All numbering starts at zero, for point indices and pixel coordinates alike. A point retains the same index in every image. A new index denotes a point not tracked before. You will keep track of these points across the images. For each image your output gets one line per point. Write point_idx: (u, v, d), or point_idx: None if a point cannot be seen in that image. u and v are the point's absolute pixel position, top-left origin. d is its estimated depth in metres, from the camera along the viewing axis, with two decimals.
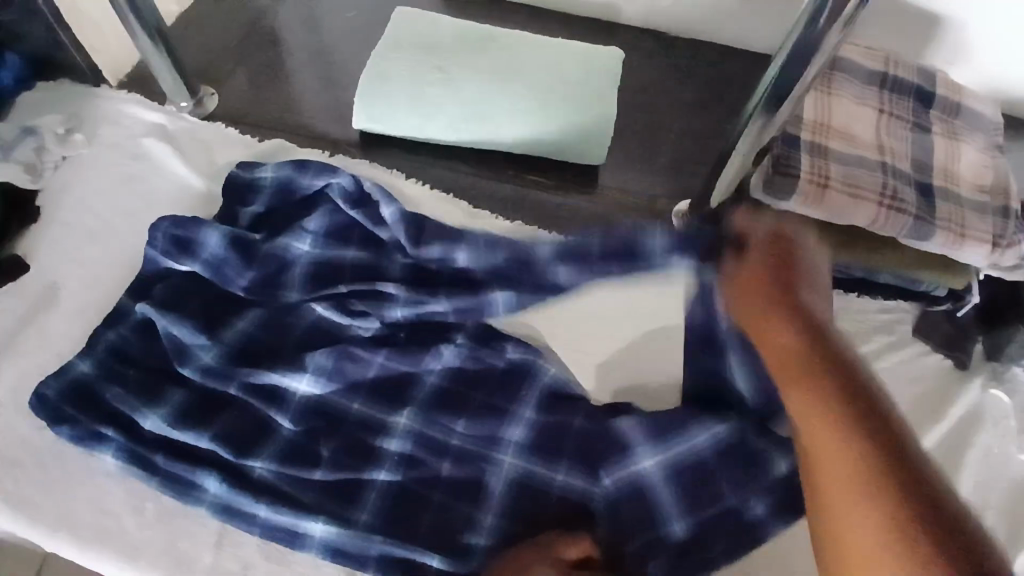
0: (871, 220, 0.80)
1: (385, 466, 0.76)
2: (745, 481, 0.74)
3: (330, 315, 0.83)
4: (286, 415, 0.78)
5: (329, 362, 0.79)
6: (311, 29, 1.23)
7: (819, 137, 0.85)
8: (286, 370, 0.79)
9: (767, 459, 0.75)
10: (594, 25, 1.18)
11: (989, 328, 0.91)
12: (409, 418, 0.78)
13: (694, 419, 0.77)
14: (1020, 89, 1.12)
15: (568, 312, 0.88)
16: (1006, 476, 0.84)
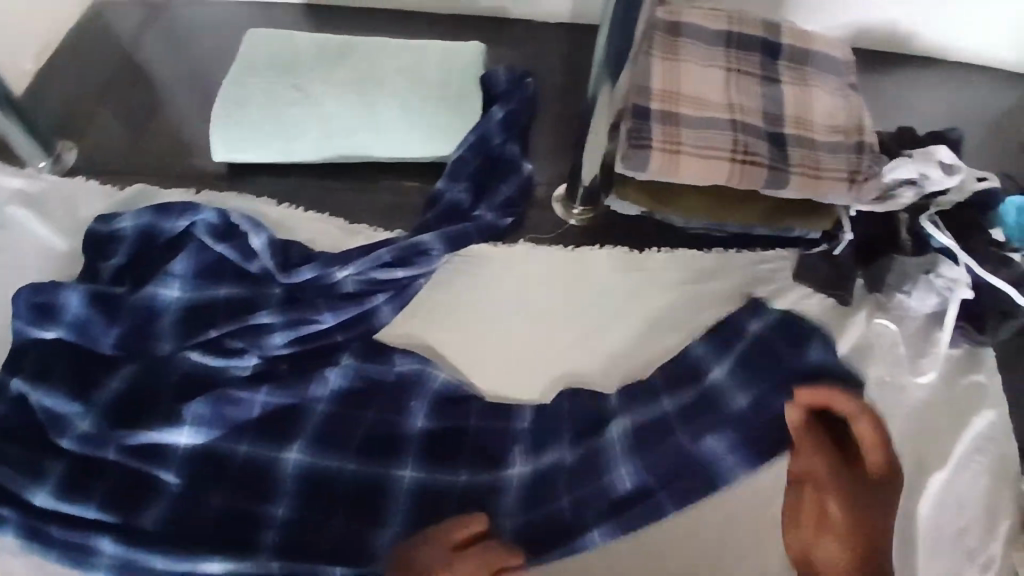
0: (727, 177, 0.85)
1: (281, 502, 0.77)
2: (695, 424, 0.78)
3: (205, 360, 0.83)
4: (168, 468, 0.78)
5: (207, 409, 0.79)
6: (176, 62, 1.21)
7: (673, 104, 0.88)
8: (162, 425, 0.78)
9: (735, 400, 0.79)
10: (465, 20, 1.23)
11: (865, 263, 0.96)
12: (300, 452, 0.79)
13: (693, 367, 0.83)
14: (847, 28, 1.25)
15: (455, 317, 0.90)
16: (897, 400, 0.88)
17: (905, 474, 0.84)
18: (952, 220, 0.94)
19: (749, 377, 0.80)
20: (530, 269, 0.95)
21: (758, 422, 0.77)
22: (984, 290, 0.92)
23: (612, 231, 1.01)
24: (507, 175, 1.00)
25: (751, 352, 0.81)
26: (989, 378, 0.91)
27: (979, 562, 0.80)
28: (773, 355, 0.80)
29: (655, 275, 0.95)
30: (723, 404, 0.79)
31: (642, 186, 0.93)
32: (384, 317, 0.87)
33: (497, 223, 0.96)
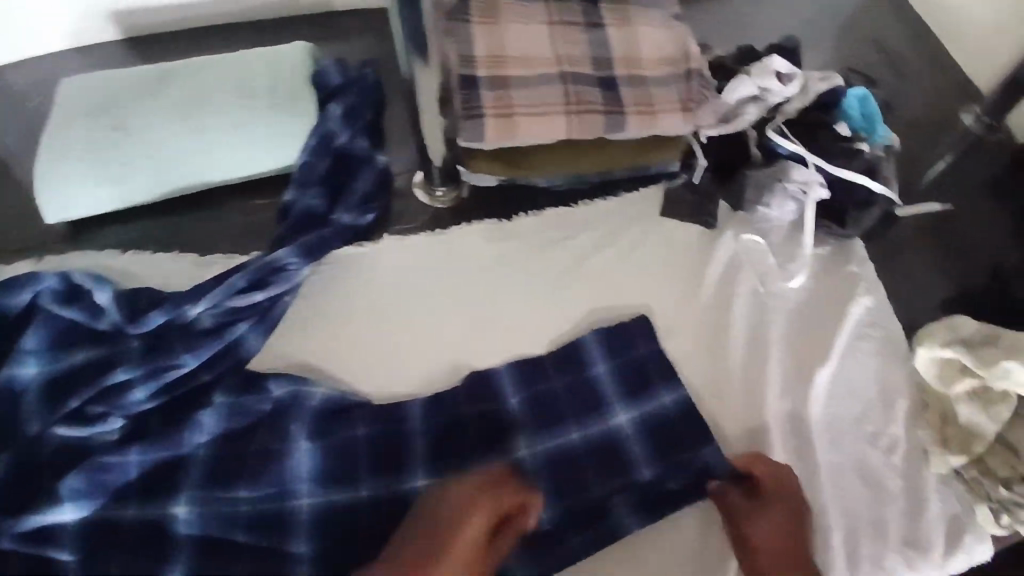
0: (566, 129, 0.85)
1: (180, 563, 0.73)
2: (611, 477, 0.78)
3: (71, 434, 0.78)
4: (62, 549, 0.73)
5: (84, 481, 0.74)
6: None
7: (499, 68, 0.87)
8: (42, 507, 0.73)
9: (639, 463, 0.79)
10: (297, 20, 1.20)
11: (724, 183, 0.98)
12: (187, 504, 0.75)
13: (603, 411, 0.82)
14: None
15: (333, 326, 0.89)
16: (777, 307, 0.90)
17: (796, 376, 0.86)
18: (799, 124, 0.96)
19: (659, 449, 0.80)
20: (403, 263, 0.93)
21: (657, 449, 0.80)
22: (838, 185, 0.93)
23: (479, 207, 1.00)
24: (358, 173, 0.98)
25: (654, 420, 0.81)
26: (862, 268, 0.94)
27: (881, 444, 0.83)
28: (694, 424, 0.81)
29: (526, 243, 0.95)
30: (630, 471, 0.78)
31: (491, 154, 0.92)
32: (252, 345, 0.85)
33: (357, 223, 0.95)
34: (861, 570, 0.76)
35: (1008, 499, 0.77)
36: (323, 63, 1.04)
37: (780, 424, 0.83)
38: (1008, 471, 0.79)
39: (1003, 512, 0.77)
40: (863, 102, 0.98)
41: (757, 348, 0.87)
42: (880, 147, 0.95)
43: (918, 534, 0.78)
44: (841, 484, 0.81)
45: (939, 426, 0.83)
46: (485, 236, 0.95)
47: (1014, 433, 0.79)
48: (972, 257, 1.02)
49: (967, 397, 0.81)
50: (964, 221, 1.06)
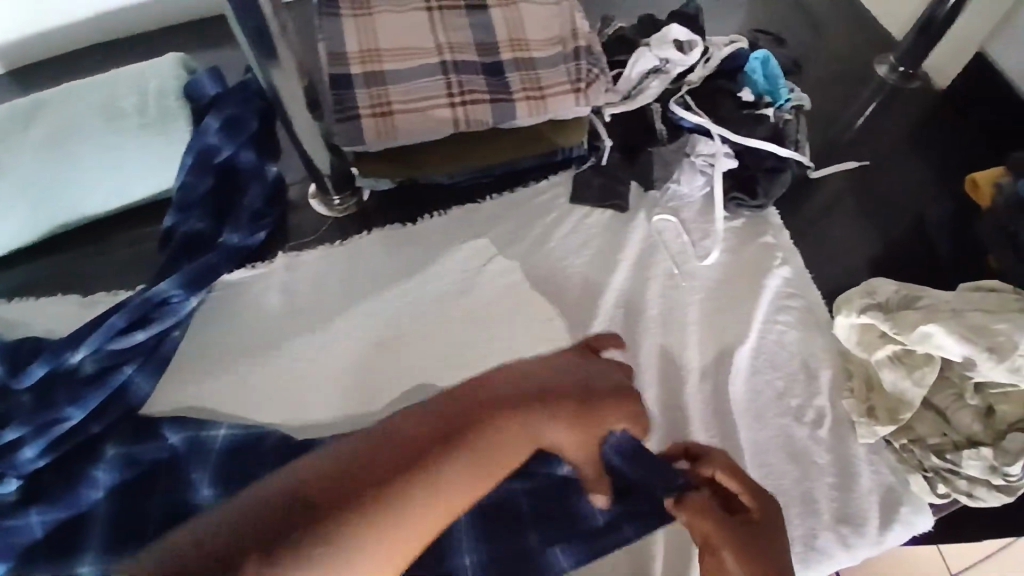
0: (452, 124, 0.80)
1: None
2: (554, 529, 0.69)
3: None
4: None
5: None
6: None
7: (374, 62, 0.81)
8: None
9: (589, 510, 0.69)
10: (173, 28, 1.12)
11: (631, 164, 0.94)
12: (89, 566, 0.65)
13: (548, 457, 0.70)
14: None
15: (237, 364, 0.84)
16: (692, 286, 0.88)
17: (716, 355, 0.84)
18: (702, 95, 0.93)
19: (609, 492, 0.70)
20: (298, 282, 0.91)
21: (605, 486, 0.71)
22: (744, 154, 0.91)
23: (381, 213, 0.96)
24: (248, 190, 0.93)
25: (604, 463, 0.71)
26: (778, 238, 0.92)
27: (806, 416, 0.82)
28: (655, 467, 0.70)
29: (423, 248, 0.92)
30: (579, 516, 0.69)
31: (381, 156, 0.86)
32: (142, 388, 0.80)
33: (247, 242, 0.92)
34: (794, 552, 0.74)
35: (941, 466, 0.76)
36: (198, 72, 0.97)
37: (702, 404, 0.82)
38: (939, 438, 0.78)
39: (937, 479, 0.76)
40: (765, 64, 0.94)
41: (673, 331, 0.85)
42: (785, 111, 0.93)
43: (849, 506, 0.77)
44: (769, 463, 0.79)
45: (865, 395, 0.82)
46: (386, 244, 0.93)
47: (940, 394, 0.78)
48: (897, 212, 1.00)
49: (890, 362, 0.78)
50: (885, 175, 1.03)
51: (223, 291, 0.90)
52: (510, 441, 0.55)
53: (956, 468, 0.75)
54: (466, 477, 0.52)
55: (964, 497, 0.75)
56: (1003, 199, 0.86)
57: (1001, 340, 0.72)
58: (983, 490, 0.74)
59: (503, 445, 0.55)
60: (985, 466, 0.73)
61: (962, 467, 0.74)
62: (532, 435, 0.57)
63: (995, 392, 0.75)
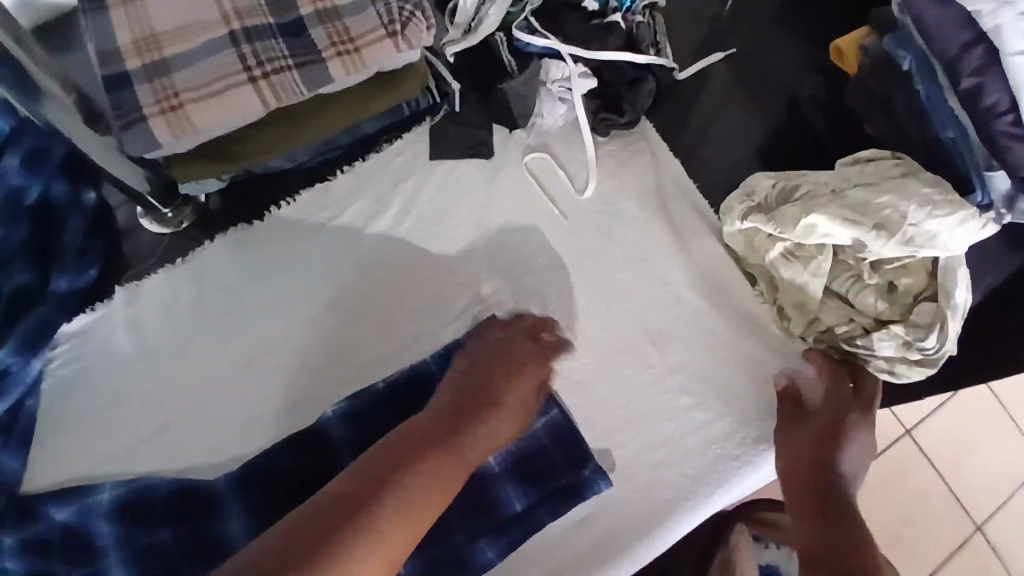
0: (259, 102, 0.69)
1: None
2: (478, 525, 0.68)
3: None
4: None
5: None
6: None
7: (151, 50, 0.69)
8: None
9: (506, 499, 0.70)
10: None
11: (485, 104, 0.85)
12: None
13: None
14: None
15: (100, 415, 0.74)
16: (577, 225, 0.82)
17: (610, 292, 0.80)
18: (546, 13, 0.85)
19: (526, 477, 0.71)
20: (146, 315, 0.78)
21: (518, 466, 0.71)
22: (600, 70, 0.84)
23: (225, 217, 0.85)
24: (70, 227, 0.80)
25: (523, 449, 0.72)
26: (657, 152, 0.86)
27: (718, 332, 0.78)
28: (567, 445, 0.73)
29: (269, 247, 0.81)
30: (496, 506, 0.69)
31: (198, 155, 0.74)
32: (12, 469, 0.69)
33: (80, 283, 0.79)
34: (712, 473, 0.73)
35: (856, 353, 0.74)
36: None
37: (603, 343, 0.78)
38: (848, 324, 0.74)
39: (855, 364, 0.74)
40: None
41: (560, 278, 0.80)
42: (636, 14, 0.85)
43: (759, 407, 0.76)
44: (682, 390, 0.76)
45: (771, 296, 0.78)
46: (234, 254, 0.81)
47: (838, 281, 0.74)
48: (773, 95, 0.94)
49: (784, 259, 0.75)
50: (762, 58, 0.96)
51: (75, 338, 0.77)
52: (439, 470, 0.61)
53: (871, 351, 0.73)
54: (409, 511, 0.57)
55: (887, 375, 0.74)
56: (869, 61, 0.80)
57: (888, 214, 0.70)
58: (903, 367, 0.72)
59: (434, 475, 0.61)
60: (898, 343, 0.71)
61: (876, 349, 0.72)
62: (458, 460, 0.63)
63: (894, 267, 0.72)
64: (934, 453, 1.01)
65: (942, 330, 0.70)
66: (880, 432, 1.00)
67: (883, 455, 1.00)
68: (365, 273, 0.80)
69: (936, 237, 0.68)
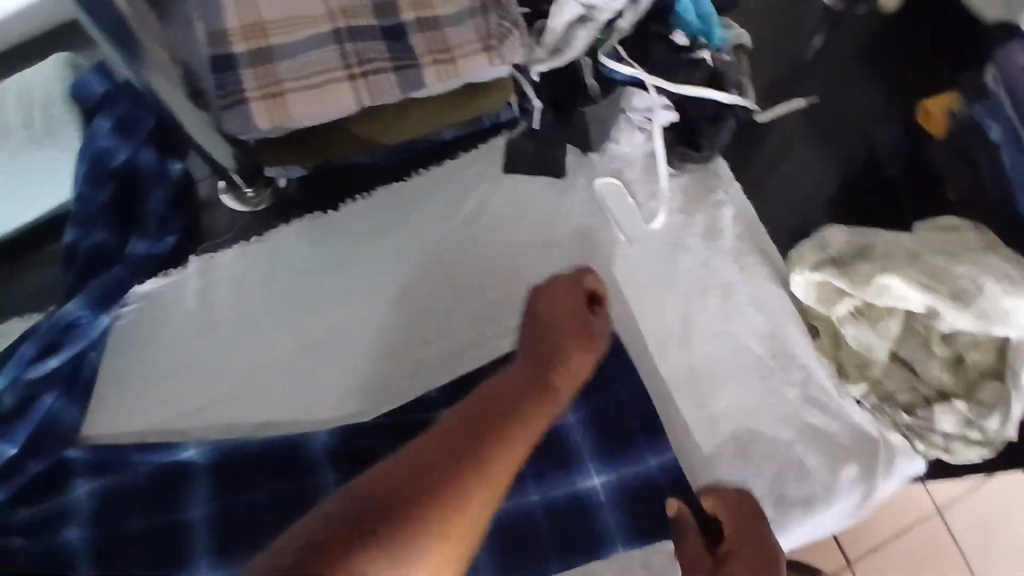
0: (353, 100, 0.72)
1: None
2: (577, 534, 0.70)
3: None
4: None
5: None
6: None
7: (258, 36, 0.71)
8: None
9: (607, 517, 0.70)
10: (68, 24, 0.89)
11: (563, 125, 0.86)
12: None
13: (575, 470, 0.72)
14: None
15: (168, 373, 0.77)
16: (640, 254, 0.82)
17: (664, 324, 0.80)
18: (632, 44, 0.85)
19: (631, 500, 0.71)
20: (217, 284, 0.81)
21: (625, 489, 0.71)
22: (683, 104, 0.84)
23: (301, 206, 0.87)
24: (152, 193, 0.84)
25: (637, 483, 0.71)
26: (728, 192, 0.85)
27: (772, 380, 0.77)
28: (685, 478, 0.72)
29: (344, 238, 0.83)
30: (594, 519, 0.70)
31: (288, 144, 0.78)
32: (68, 419, 0.73)
33: (156, 250, 0.82)
34: None
35: (913, 424, 0.73)
36: (82, 69, 0.83)
37: (652, 374, 0.78)
38: (909, 394, 0.74)
39: (914, 438, 0.73)
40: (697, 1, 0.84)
41: (617, 302, 0.80)
42: (723, 52, 0.85)
43: (806, 467, 0.74)
44: (728, 432, 0.76)
45: (833, 351, 0.78)
46: (307, 243, 0.83)
47: (906, 347, 0.74)
48: (849, 146, 0.94)
49: (852, 318, 0.74)
50: (842, 108, 0.95)
51: (155, 298, 0.80)
52: (528, 417, 0.59)
53: (929, 425, 0.72)
54: (505, 452, 0.56)
55: (941, 453, 0.72)
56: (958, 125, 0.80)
57: (964, 284, 0.70)
58: (960, 445, 0.71)
59: (522, 422, 0.59)
60: (959, 419, 0.71)
61: (935, 423, 0.72)
62: (542, 408, 0.61)
63: (965, 340, 0.72)
64: (969, 537, 0.92)
65: (1005, 411, 0.69)
66: (906, 505, 0.93)
67: (910, 531, 0.92)
68: (430, 275, 0.81)
69: (1011, 314, 0.68)
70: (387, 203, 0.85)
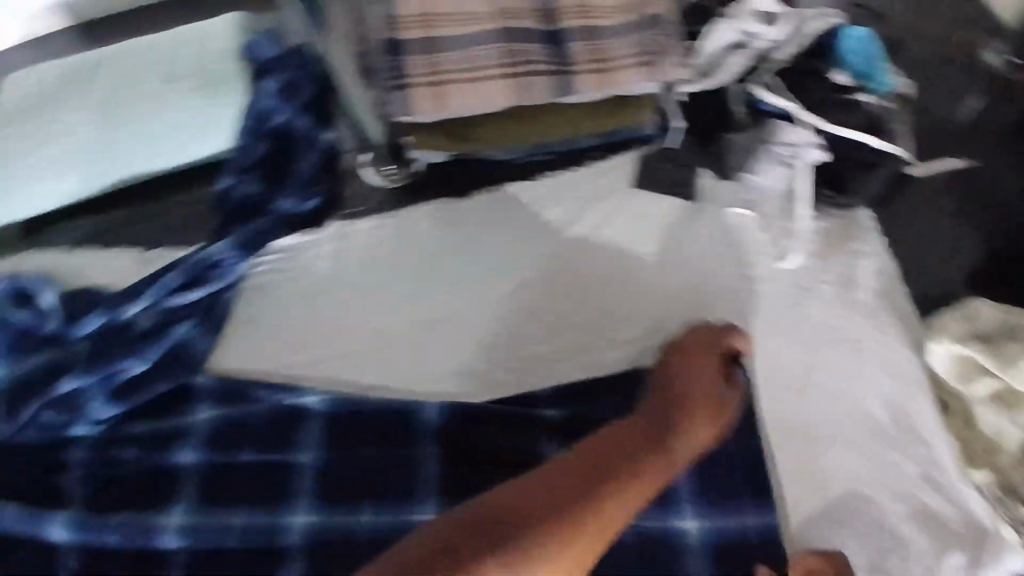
0: (502, 96, 0.75)
1: (172, 532, 0.74)
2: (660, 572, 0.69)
3: (47, 418, 0.78)
4: (59, 530, 0.74)
5: (86, 459, 0.77)
6: None
7: (430, 24, 0.75)
8: (37, 518, 0.74)
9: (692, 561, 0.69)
10: None
11: (703, 149, 0.86)
12: (179, 515, 0.75)
13: (669, 507, 0.71)
14: None
15: (297, 325, 0.83)
16: (762, 291, 0.80)
17: (776, 366, 0.77)
18: (789, 75, 0.82)
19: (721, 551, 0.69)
20: (351, 253, 0.86)
21: (717, 537, 0.70)
22: (834, 145, 0.81)
23: (434, 188, 0.90)
24: (303, 155, 0.89)
25: (731, 535, 0.70)
26: (864, 244, 0.82)
27: (884, 447, 0.73)
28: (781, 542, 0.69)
29: (474, 231, 0.86)
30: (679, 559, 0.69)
31: (436, 131, 0.82)
32: (200, 346, 0.81)
33: (299, 208, 0.87)
34: None
35: None
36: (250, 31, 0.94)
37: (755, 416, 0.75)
38: None
39: None
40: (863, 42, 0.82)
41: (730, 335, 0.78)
42: (885, 99, 0.81)
43: (909, 546, 0.70)
44: (828, 491, 0.72)
45: (962, 432, 0.74)
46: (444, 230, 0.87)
47: None
48: (1005, 217, 0.87)
49: (988, 400, 0.73)
50: (1003, 176, 0.89)
51: (289, 253, 0.86)
52: (639, 473, 0.62)
53: None
54: (612, 505, 0.59)
55: None
56: None
57: None
58: None
59: (635, 478, 0.61)
60: None
61: None
62: (656, 467, 0.63)
63: None
64: None
65: None
66: None
67: None
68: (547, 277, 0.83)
69: None
70: (517, 201, 0.87)
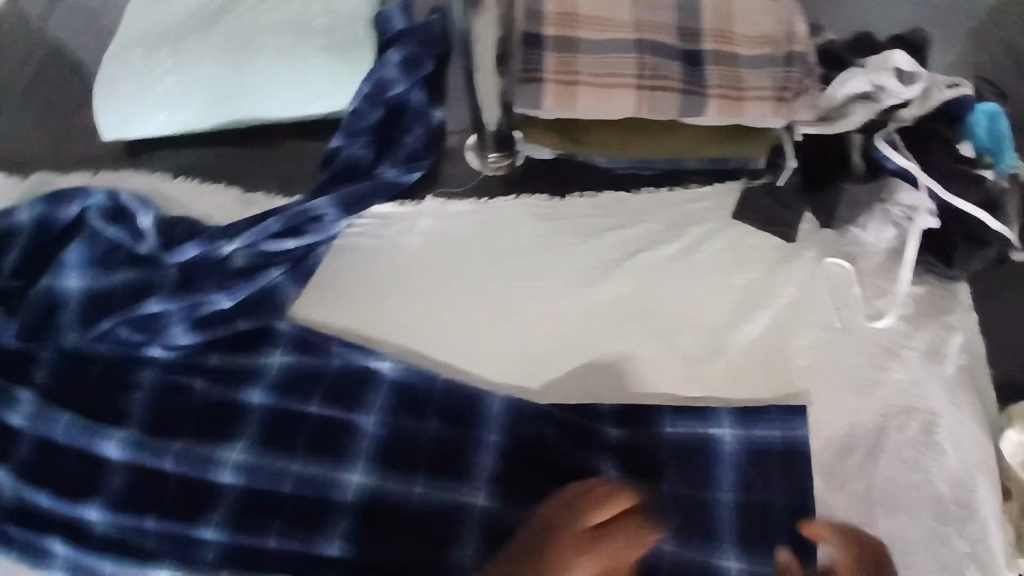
0: (635, 107, 0.75)
1: (227, 468, 0.74)
2: None
3: (125, 335, 0.80)
4: (116, 447, 0.75)
5: (155, 380, 0.79)
6: (83, 20, 1.09)
7: (570, 26, 0.77)
8: (96, 430, 0.75)
9: None
10: None
11: (812, 194, 0.85)
12: (240, 452, 0.75)
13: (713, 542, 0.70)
14: None
15: (379, 292, 0.85)
16: (845, 345, 0.79)
17: (847, 422, 0.77)
18: (912, 134, 0.81)
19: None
20: (441, 232, 0.88)
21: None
22: (945, 213, 0.80)
23: (531, 183, 0.91)
24: (412, 130, 0.91)
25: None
26: (957, 318, 0.81)
27: (946, 525, 0.72)
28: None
29: (563, 232, 0.87)
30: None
31: (552, 128, 0.83)
32: (286, 294, 0.82)
33: (401, 179, 0.88)
34: None
35: None
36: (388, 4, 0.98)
37: (819, 468, 0.75)
38: None
39: None
40: (993, 120, 0.81)
41: (806, 383, 0.78)
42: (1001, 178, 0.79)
43: None
44: None
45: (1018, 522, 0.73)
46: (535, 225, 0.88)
47: None
48: None
49: None
50: None
51: (384, 220, 0.88)
52: None
53: None
54: None
55: None
56: None
57: None
58: None
59: None
60: None
61: None
62: None
63: None
64: None
65: None
66: None
67: None
68: (633, 291, 0.83)
69: None
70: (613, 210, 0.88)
